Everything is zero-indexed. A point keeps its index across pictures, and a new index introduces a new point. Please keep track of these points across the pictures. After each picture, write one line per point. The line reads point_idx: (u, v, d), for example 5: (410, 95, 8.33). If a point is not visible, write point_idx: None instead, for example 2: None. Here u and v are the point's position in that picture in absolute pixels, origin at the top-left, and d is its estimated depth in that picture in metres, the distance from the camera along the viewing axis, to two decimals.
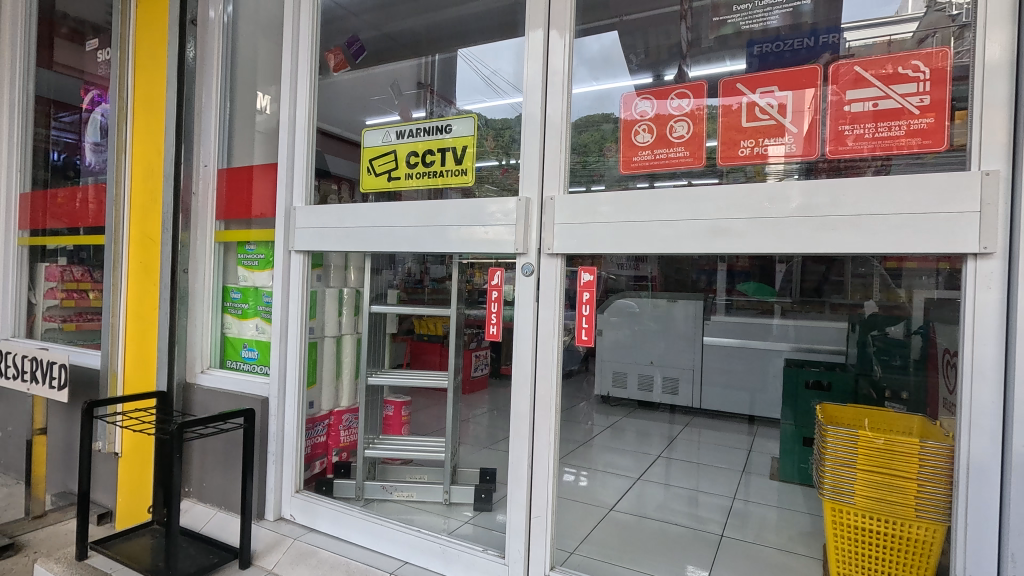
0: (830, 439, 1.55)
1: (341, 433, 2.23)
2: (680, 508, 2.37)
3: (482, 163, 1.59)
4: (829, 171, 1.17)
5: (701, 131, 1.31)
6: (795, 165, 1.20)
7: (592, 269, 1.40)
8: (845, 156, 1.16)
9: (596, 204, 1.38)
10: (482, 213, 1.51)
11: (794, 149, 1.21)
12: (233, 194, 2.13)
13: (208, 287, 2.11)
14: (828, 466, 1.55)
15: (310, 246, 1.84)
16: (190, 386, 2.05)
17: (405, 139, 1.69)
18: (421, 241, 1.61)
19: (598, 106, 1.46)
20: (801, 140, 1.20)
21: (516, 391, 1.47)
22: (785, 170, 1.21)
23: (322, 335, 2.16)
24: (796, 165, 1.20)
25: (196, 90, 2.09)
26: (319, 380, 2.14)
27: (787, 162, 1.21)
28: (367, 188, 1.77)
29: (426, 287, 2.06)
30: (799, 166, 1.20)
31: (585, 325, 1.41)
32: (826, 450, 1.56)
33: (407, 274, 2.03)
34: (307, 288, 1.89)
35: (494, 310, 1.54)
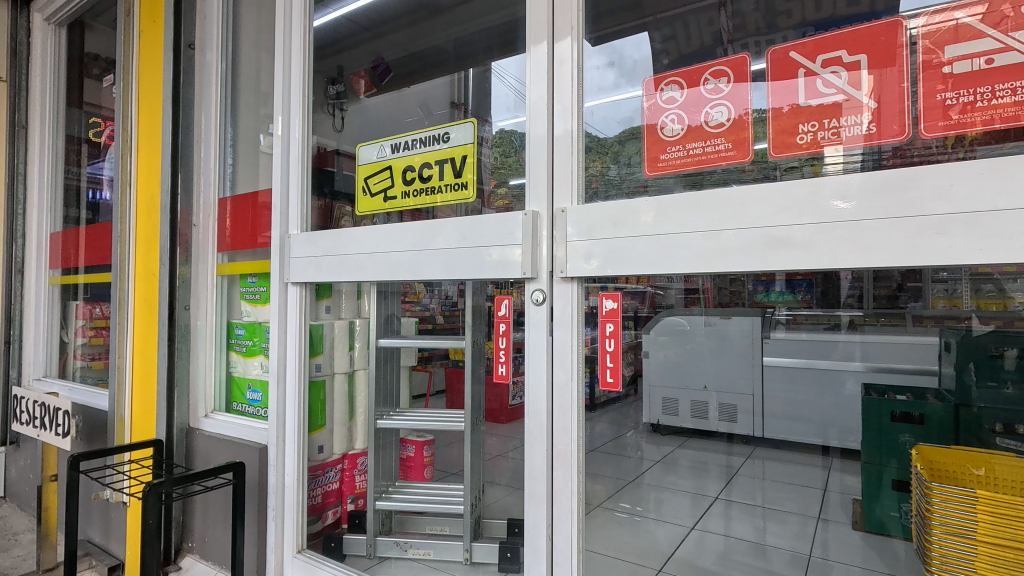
0: (937, 500, 1.22)
1: (356, 478, 2.04)
2: (744, 564, 2.02)
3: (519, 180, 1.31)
4: (917, 156, 0.88)
5: (746, 115, 1.03)
6: (874, 150, 0.92)
7: (617, 295, 1.13)
8: (925, 138, 0.88)
9: (617, 214, 1.11)
10: (484, 231, 1.29)
11: (872, 129, 0.92)
12: (238, 225, 1.94)
13: (211, 323, 1.98)
14: (938, 535, 1.22)
15: (306, 276, 1.67)
16: (192, 431, 1.90)
17: (401, 152, 1.49)
18: (420, 268, 1.40)
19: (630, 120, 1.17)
20: (879, 117, 0.91)
21: (530, 447, 1.20)
22: (849, 161, 0.93)
23: (330, 372, 1.98)
24: (872, 149, 0.92)
25: (195, 116, 1.99)
26: (328, 422, 1.96)
27: (852, 149, 0.93)
28: (363, 210, 1.58)
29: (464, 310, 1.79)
30: (870, 151, 0.92)
31: (608, 365, 1.13)
32: (933, 513, 1.23)
33: (444, 297, 1.76)
34: (306, 322, 1.71)
35: (502, 346, 1.30)
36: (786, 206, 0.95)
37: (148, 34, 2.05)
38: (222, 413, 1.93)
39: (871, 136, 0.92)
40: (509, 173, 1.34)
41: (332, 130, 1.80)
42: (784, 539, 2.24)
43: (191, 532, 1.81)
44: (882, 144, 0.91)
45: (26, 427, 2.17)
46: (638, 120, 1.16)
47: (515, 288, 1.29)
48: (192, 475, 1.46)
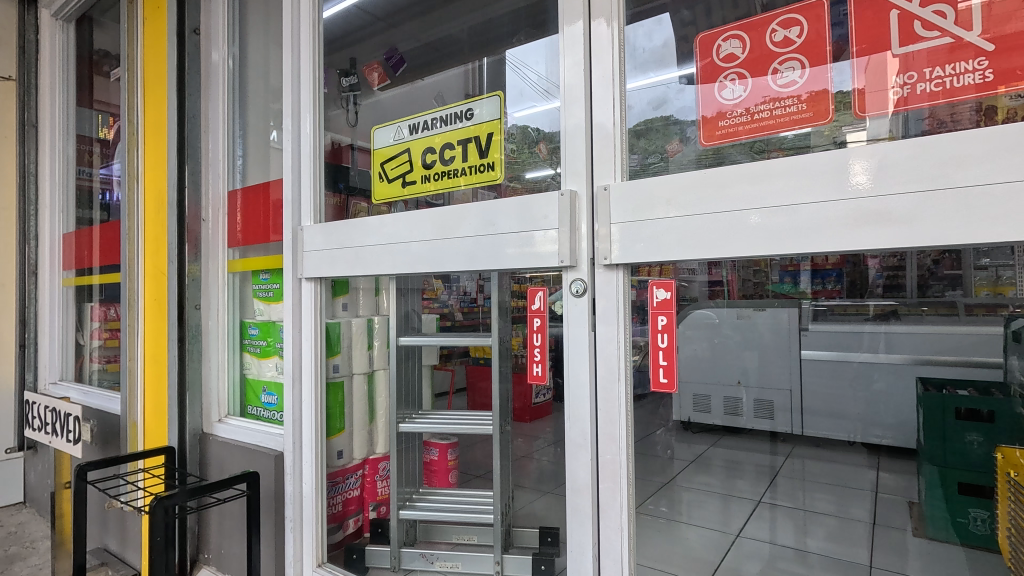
0: None
1: (377, 484, 1.93)
2: None
3: (535, 173, 1.19)
4: (955, 122, 0.78)
5: (827, 67, 0.88)
6: (907, 115, 0.82)
7: (671, 284, 0.99)
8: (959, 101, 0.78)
9: (671, 188, 0.97)
10: (514, 215, 1.16)
11: (905, 92, 0.82)
12: (249, 218, 1.84)
13: (223, 323, 1.87)
14: None
15: (321, 271, 1.55)
16: (206, 437, 1.80)
17: (420, 133, 1.36)
18: (443, 259, 1.28)
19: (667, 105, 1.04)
20: (914, 78, 0.81)
21: (571, 457, 1.07)
22: (875, 131, 0.83)
23: (348, 373, 1.87)
24: (906, 115, 0.82)
25: (201, 105, 1.88)
26: (347, 426, 1.86)
27: (880, 116, 0.84)
28: (380, 198, 1.46)
29: (479, 306, 1.67)
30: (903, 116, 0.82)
31: (660, 364, 0.99)
32: None
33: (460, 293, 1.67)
34: (321, 320, 1.60)
35: (536, 345, 1.15)
36: (854, 178, 0.82)
37: (152, 23, 1.96)
38: (237, 417, 1.83)
39: (905, 100, 0.82)
40: (523, 167, 1.22)
41: (347, 125, 1.68)
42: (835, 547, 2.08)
43: (207, 543, 1.71)
44: (909, 109, 0.82)
45: (38, 433, 2.11)
46: (690, 89, 1.01)
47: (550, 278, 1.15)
48: (204, 487, 1.36)
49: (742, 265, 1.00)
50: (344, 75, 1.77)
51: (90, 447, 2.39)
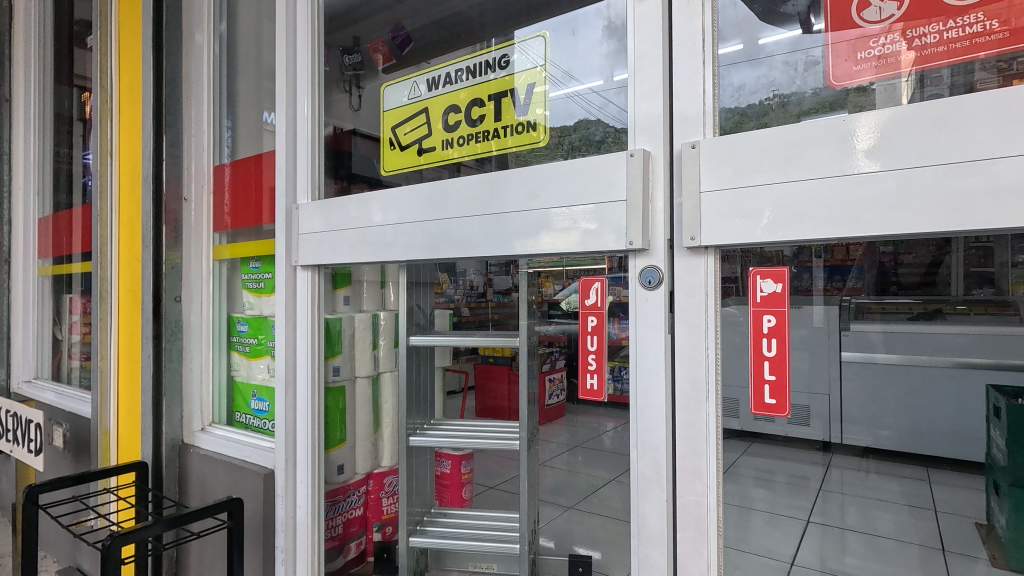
0: None
1: (383, 502, 1.71)
2: None
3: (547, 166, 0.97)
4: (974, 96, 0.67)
5: None
6: (924, 93, 0.70)
7: (784, 275, 0.76)
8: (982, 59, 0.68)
9: (788, 143, 0.74)
10: (561, 185, 0.92)
11: (940, 44, 0.70)
12: (239, 199, 1.58)
13: (207, 318, 1.63)
14: None
15: (319, 257, 1.30)
16: (187, 449, 1.57)
17: (441, 88, 1.12)
18: (469, 241, 1.03)
19: (759, 68, 0.83)
20: (951, 26, 0.69)
21: (639, 497, 0.84)
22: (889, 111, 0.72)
23: (351, 376, 1.63)
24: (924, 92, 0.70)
25: (183, 67, 1.64)
26: (350, 436, 1.62)
27: (893, 77, 0.73)
28: (390, 169, 1.22)
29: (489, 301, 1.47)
30: (922, 77, 0.71)
31: (766, 380, 0.76)
32: None
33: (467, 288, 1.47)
34: (319, 314, 1.35)
35: (588, 349, 0.92)
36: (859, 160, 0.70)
37: None
38: (223, 426, 1.59)
39: (937, 56, 0.70)
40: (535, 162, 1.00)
41: (350, 109, 1.39)
42: None
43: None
44: (929, 69, 0.71)
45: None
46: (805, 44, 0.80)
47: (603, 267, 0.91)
48: (177, 519, 1.11)
49: (766, 256, 0.78)
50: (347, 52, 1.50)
51: (62, 456, 2.15)
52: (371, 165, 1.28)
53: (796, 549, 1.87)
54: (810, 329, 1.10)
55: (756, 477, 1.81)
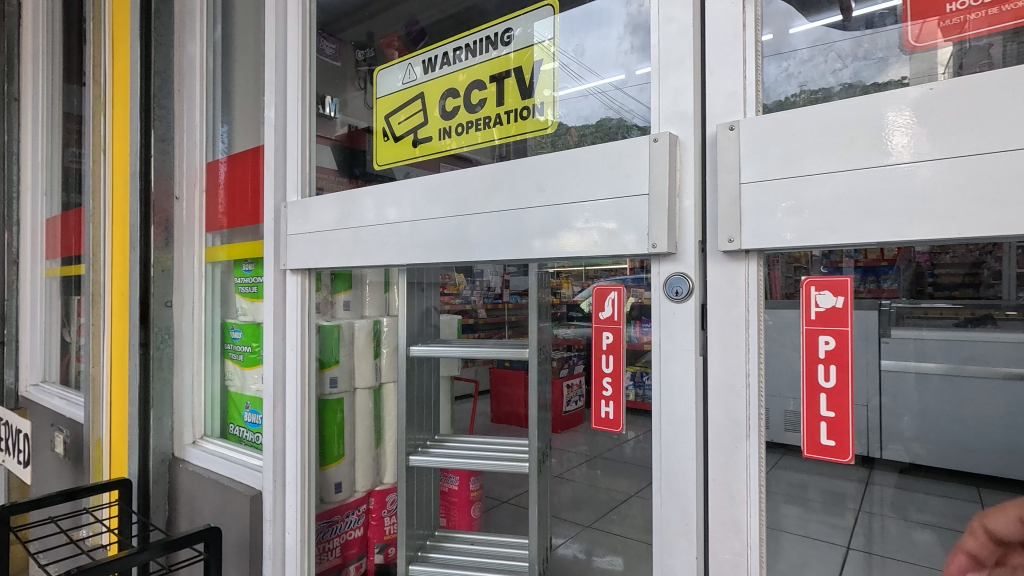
0: None
1: (385, 522, 1.58)
2: None
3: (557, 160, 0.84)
4: None
5: None
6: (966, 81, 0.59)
7: (847, 286, 0.62)
8: None
9: (850, 120, 0.60)
10: (570, 177, 0.79)
11: None
12: (234, 196, 1.47)
13: (198, 324, 1.53)
14: None
15: (308, 260, 1.19)
16: (177, 464, 1.47)
17: (437, 70, 1.00)
18: (467, 243, 0.91)
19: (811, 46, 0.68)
20: None
21: (662, 549, 0.71)
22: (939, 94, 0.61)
23: (349, 388, 1.52)
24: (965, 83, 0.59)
25: (174, 59, 1.55)
26: (349, 452, 1.52)
27: (928, 49, 0.62)
28: (384, 162, 1.10)
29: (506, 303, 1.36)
30: (962, 48, 0.59)
31: (823, 417, 0.62)
32: None
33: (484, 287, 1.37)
34: (309, 322, 1.24)
35: (602, 371, 0.79)
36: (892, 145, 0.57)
37: None
38: (215, 439, 1.49)
39: None
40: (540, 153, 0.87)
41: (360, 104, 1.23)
42: None
43: None
44: (965, 38, 0.59)
45: None
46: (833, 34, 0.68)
47: (622, 267, 0.78)
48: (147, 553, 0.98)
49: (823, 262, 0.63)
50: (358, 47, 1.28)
51: (63, 464, 2.09)
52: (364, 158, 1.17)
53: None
54: (868, 328, 0.93)
55: (793, 500, 1.64)
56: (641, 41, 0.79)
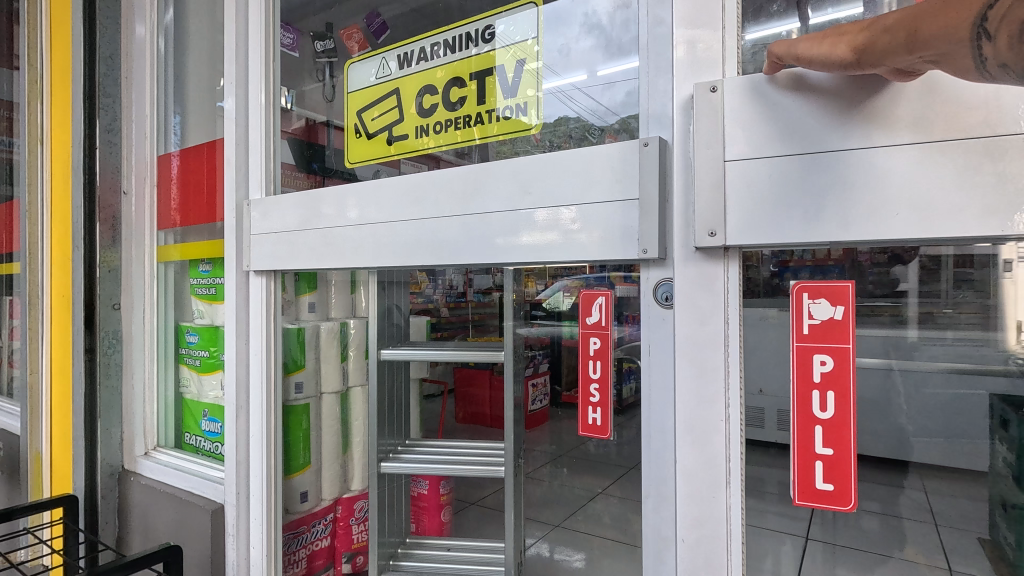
0: None
1: (353, 530, 1.53)
2: None
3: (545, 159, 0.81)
4: None
5: None
6: None
7: (849, 294, 0.62)
8: None
9: (841, 127, 0.60)
10: (558, 180, 0.77)
11: None
12: (191, 192, 1.38)
13: (150, 327, 1.44)
14: None
15: (274, 261, 1.13)
16: (128, 477, 1.38)
17: (415, 66, 0.96)
18: (445, 246, 0.88)
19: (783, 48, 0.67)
20: None
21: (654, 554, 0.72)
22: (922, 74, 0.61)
23: (315, 393, 1.47)
24: None
25: (122, 44, 1.45)
26: (314, 460, 1.46)
27: None
28: (356, 159, 1.05)
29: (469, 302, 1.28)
30: None
31: (819, 453, 0.63)
32: None
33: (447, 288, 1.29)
34: (275, 325, 1.18)
35: (588, 376, 0.79)
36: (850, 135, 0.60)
37: None
38: (169, 450, 1.40)
39: None
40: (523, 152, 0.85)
41: (322, 101, 1.17)
42: None
43: None
44: None
45: None
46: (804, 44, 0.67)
47: (582, 266, 0.79)
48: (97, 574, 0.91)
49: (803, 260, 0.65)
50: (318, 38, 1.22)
51: None
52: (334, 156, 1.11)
53: None
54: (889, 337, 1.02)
55: None
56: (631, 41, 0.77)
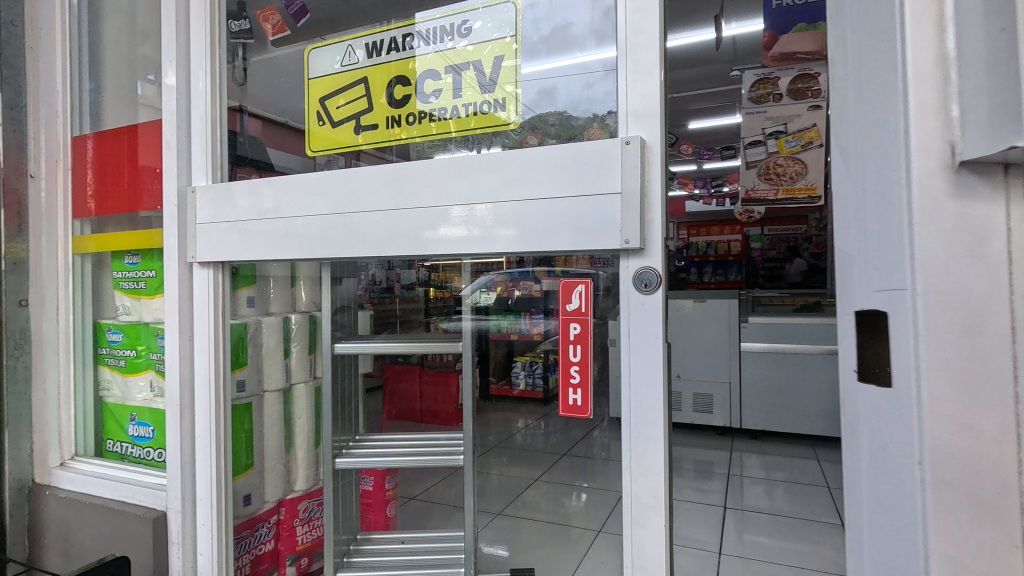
0: None
1: (298, 531, 1.49)
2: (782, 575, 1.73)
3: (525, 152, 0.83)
4: None
5: None
6: None
7: None
8: None
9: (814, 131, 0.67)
10: (541, 174, 0.81)
11: None
12: (112, 177, 1.27)
13: (64, 326, 1.31)
14: None
15: (223, 251, 1.07)
16: (41, 491, 1.25)
17: (385, 57, 0.96)
18: (423, 236, 0.89)
19: None
20: None
21: (634, 524, 0.77)
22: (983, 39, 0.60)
23: (257, 391, 1.40)
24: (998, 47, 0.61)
25: (26, 11, 1.30)
26: (257, 461, 1.40)
27: None
28: (317, 147, 1.03)
29: (395, 297, 1.28)
30: None
31: None
32: None
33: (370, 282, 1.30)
34: (222, 319, 1.12)
35: (571, 361, 0.82)
36: None
37: None
38: (90, 459, 1.29)
39: None
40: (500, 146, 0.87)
41: (234, 85, 1.14)
42: (803, 535, 1.99)
43: None
44: None
45: None
46: None
47: (499, 260, 0.88)
48: None
49: None
50: (240, 17, 1.15)
51: None
52: (289, 144, 1.07)
53: (718, 542, 1.94)
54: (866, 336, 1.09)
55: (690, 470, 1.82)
56: (579, 40, 0.84)
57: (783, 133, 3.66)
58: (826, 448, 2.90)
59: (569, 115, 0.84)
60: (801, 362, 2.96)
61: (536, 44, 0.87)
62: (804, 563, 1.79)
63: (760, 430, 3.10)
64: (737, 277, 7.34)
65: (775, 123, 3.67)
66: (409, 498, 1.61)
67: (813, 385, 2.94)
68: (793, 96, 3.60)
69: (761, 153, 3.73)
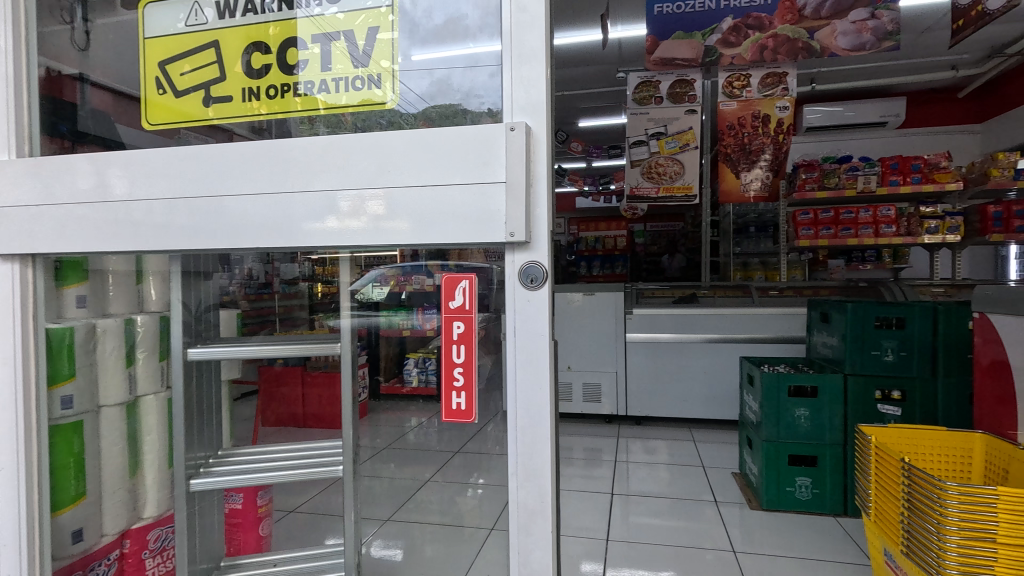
0: (917, 477, 1.19)
1: (147, 564, 1.29)
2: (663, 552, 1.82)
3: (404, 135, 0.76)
4: None
5: None
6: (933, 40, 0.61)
7: None
8: None
9: None
10: (421, 160, 0.74)
11: None
12: None
13: None
14: (918, 513, 1.19)
15: (33, 241, 0.88)
16: None
17: (240, 20, 0.83)
18: (284, 225, 0.78)
19: None
20: None
21: (521, 531, 0.74)
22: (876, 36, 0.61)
23: (89, 407, 1.17)
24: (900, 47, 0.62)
25: None
26: (91, 490, 1.17)
27: None
28: (156, 121, 0.87)
29: (275, 295, 1.12)
30: None
31: None
32: (914, 486, 1.20)
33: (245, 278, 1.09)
34: (34, 323, 0.92)
35: (454, 365, 0.76)
36: None
37: None
38: None
39: None
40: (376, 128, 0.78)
41: (57, 45, 0.96)
42: (683, 512, 2.11)
43: None
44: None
45: None
46: None
47: (392, 256, 0.81)
48: None
49: None
50: None
51: None
52: (120, 115, 0.91)
53: (606, 528, 2.00)
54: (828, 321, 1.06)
55: None
56: (462, 17, 0.77)
57: (663, 134, 3.88)
58: (700, 430, 3.13)
59: (452, 96, 0.77)
60: (679, 350, 3.15)
61: (417, 18, 0.79)
62: (682, 538, 1.90)
63: (644, 417, 3.27)
64: (623, 270, 7.52)
65: (656, 124, 3.89)
66: (287, 512, 1.43)
67: (690, 372, 3.15)
68: (673, 99, 3.86)
69: (644, 152, 3.94)
